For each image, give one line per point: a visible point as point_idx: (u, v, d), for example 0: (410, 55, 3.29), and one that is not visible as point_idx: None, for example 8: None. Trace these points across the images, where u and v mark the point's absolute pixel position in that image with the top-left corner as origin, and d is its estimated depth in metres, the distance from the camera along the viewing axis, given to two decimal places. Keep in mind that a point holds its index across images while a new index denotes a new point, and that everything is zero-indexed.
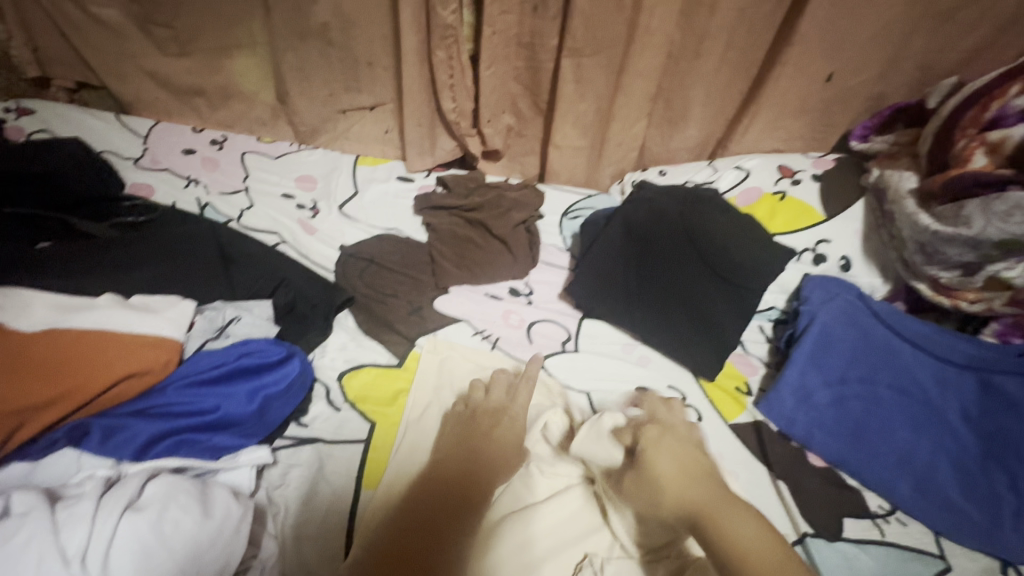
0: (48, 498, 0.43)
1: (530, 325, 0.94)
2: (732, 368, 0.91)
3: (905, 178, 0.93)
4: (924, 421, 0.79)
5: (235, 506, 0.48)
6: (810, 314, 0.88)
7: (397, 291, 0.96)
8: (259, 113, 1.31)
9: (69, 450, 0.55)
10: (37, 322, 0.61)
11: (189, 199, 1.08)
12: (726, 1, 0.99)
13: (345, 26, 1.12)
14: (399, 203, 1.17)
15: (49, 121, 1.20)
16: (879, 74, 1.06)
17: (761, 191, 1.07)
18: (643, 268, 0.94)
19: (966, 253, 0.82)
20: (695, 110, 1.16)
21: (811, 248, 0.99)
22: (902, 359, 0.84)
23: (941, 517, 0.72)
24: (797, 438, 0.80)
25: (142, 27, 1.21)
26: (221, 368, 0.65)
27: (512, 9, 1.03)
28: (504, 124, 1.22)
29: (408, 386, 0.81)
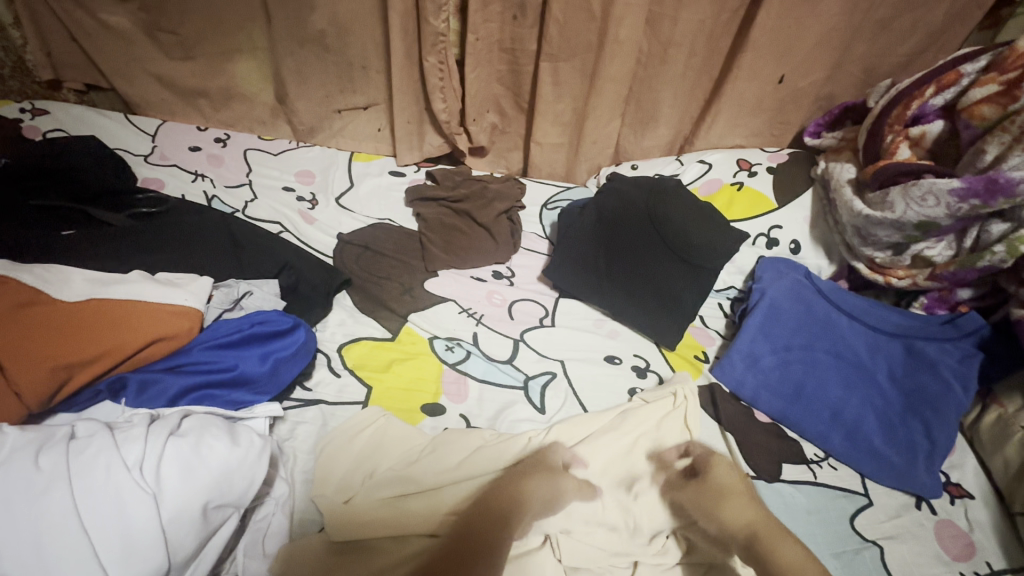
0: (108, 426, 0.53)
1: (512, 304, 1.05)
2: (692, 339, 1.02)
3: (845, 168, 1.04)
4: (856, 380, 0.90)
5: (258, 439, 0.58)
6: (760, 290, 0.99)
7: (390, 273, 1.06)
8: (260, 113, 1.40)
9: (109, 401, 0.65)
10: (77, 294, 0.70)
11: (197, 191, 1.17)
12: (687, 13, 1.09)
13: (341, 33, 1.22)
14: (391, 195, 1.26)
15: (63, 121, 1.28)
16: (826, 77, 1.17)
17: (721, 181, 1.18)
18: (612, 251, 1.04)
19: (893, 234, 0.93)
20: (663, 110, 1.26)
21: (765, 233, 1.10)
22: (839, 329, 0.95)
23: (867, 461, 0.83)
24: (745, 398, 0.90)
25: (149, 33, 1.30)
26: (237, 334, 0.74)
27: (495, 17, 1.14)
28: (488, 122, 1.32)
29: (401, 357, 0.92)
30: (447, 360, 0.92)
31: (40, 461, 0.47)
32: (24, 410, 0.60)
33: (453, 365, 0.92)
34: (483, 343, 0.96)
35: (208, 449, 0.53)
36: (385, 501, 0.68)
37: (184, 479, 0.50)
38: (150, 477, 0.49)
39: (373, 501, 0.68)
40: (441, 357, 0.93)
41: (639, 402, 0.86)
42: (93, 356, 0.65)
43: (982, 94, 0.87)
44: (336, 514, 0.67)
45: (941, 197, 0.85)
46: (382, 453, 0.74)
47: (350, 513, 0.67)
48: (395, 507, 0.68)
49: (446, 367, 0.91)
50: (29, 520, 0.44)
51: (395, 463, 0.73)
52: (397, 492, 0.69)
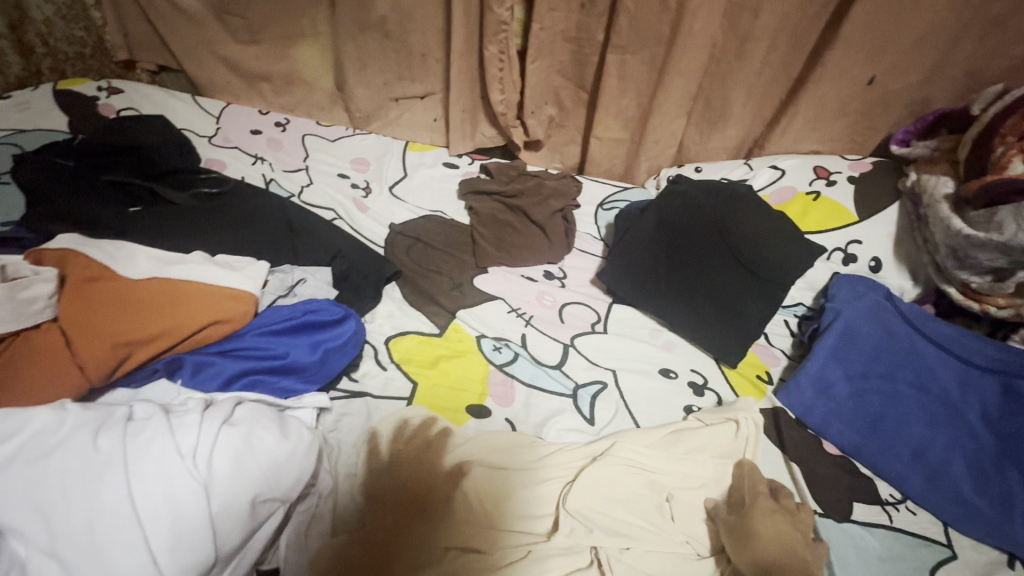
0: (164, 409, 0.52)
1: (562, 307, 1.01)
2: (755, 357, 0.95)
3: (941, 182, 0.94)
4: (942, 418, 0.81)
5: (307, 434, 0.57)
6: (835, 310, 0.91)
7: (440, 267, 1.04)
8: (319, 99, 1.41)
9: (165, 380, 0.66)
10: (142, 272, 0.71)
11: (256, 174, 1.19)
12: (770, 5, 1.02)
13: (403, 19, 1.20)
14: (444, 187, 1.24)
15: (135, 100, 1.33)
16: (923, 80, 1.06)
17: (796, 190, 1.10)
18: (674, 258, 0.98)
19: (998, 258, 0.83)
20: (735, 110, 1.18)
21: (842, 247, 1.02)
22: (925, 359, 0.86)
23: (952, 510, 0.74)
24: (813, 426, 0.83)
25: (218, 17, 1.32)
26: (290, 321, 0.74)
27: (561, 6, 1.09)
28: (546, 115, 1.28)
29: (447, 354, 0.90)
30: (493, 361, 0.90)
31: (100, 441, 0.47)
32: (85, 383, 0.61)
33: (499, 366, 0.89)
34: (532, 346, 0.93)
35: (258, 441, 0.52)
36: (429, 508, 0.66)
37: (234, 472, 0.49)
38: (201, 466, 0.48)
39: (417, 504, 0.66)
40: (489, 357, 0.90)
41: (698, 422, 0.80)
42: (154, 334, 0.65)
43: None
44: (377, 517, 0.64)
45: None
46: (423, 455, 0.72)
47: (393, 516, 0.65)
48: (441, 517, 0.65)
49: (493, 368, 0.88)
50: (86, 501, 0.44)
51: (438, 466, 0.70)
52: (443, 499, 0.67)
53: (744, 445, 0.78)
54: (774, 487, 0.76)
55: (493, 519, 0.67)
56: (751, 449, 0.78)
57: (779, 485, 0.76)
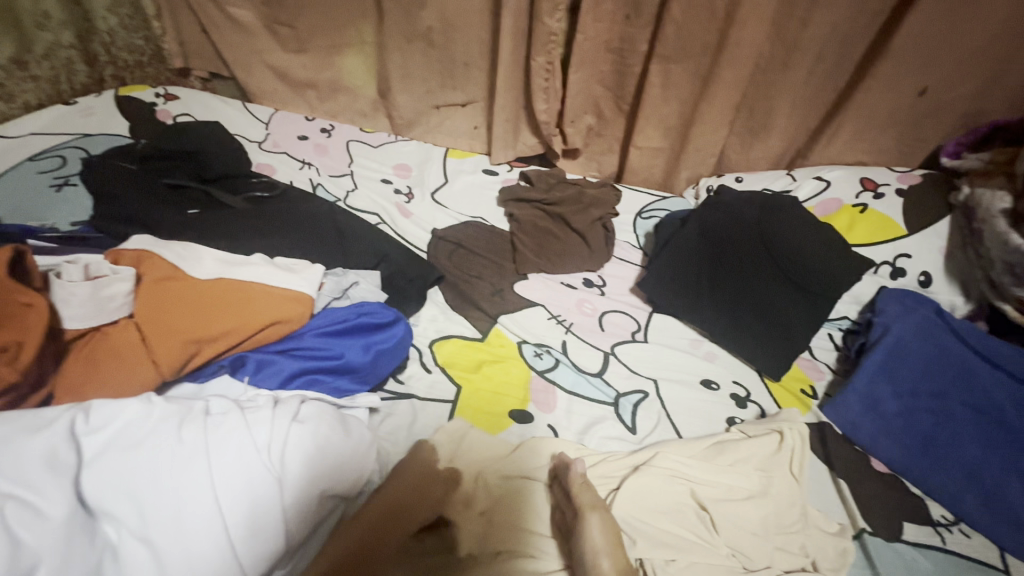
0: (238, 404, 0.55)
1: (602, 314, 1.01)
2: (798, 371, 0.94)
3: (997, 196, 0.92)
4: (997, 439, 0.79)
5: (367, 433, 0.59)
6: (884, 325, 0.90)
7: (481, 273, 1.06)
8: (361, 106, 1.45)
9: (228, 376, 0.69)
10: (208, 272, 0.74)
11: (303, 179, 1.23)
12: (818, 16, 1.01)
13: (448, 29, 1.23)
14: (484, 193, 1.26)
15: (190, 106, 1.39)
16: (977, 92, 1.04)
17: (841, 202, 1.08)
18: (717, 268, 0.98)
19: None
20: (778, 120, 1.17)
21: (889, 261, 1.00)
22: (979, 378, 0.84)
23: (1008, 534, 0.73)
24: (860, 443, 0.82)
25: (270, 27, 1.38)
26: (345, 323, 0.76)
27: (606, 17, 1.11)
28: (585, 124, 1.29)
29: (489, 358, 0.91)
30: (535, 366, 0.91)
31: (183, 433, 0.50)
32: (158, 377, 0.64)
33: (541, 372, 0.90)
34: (573, 353, 0.94)
35: (325, 438, 0.55)
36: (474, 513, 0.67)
37: (305, 466, 0.52)
38: (276, 460, 0.51)
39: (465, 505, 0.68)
40: (530, 363, 0.91)
41: (742, 435, 0.80)
42: (220, 333, 0.68)
43: None
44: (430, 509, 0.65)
45: None
46: (465, 459, 0.72)
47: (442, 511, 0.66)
48: (488, 521, 0.66)
49: (534, 374, 0.90)
50: (174, 489, 0.46)
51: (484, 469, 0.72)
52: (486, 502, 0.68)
53: (791, 460, 0.77)
54: (820, 503, 0.76)
55: (532, 521, 0.68)
56: (798, 464, 0.77)
57: (825, 501, 0.76)
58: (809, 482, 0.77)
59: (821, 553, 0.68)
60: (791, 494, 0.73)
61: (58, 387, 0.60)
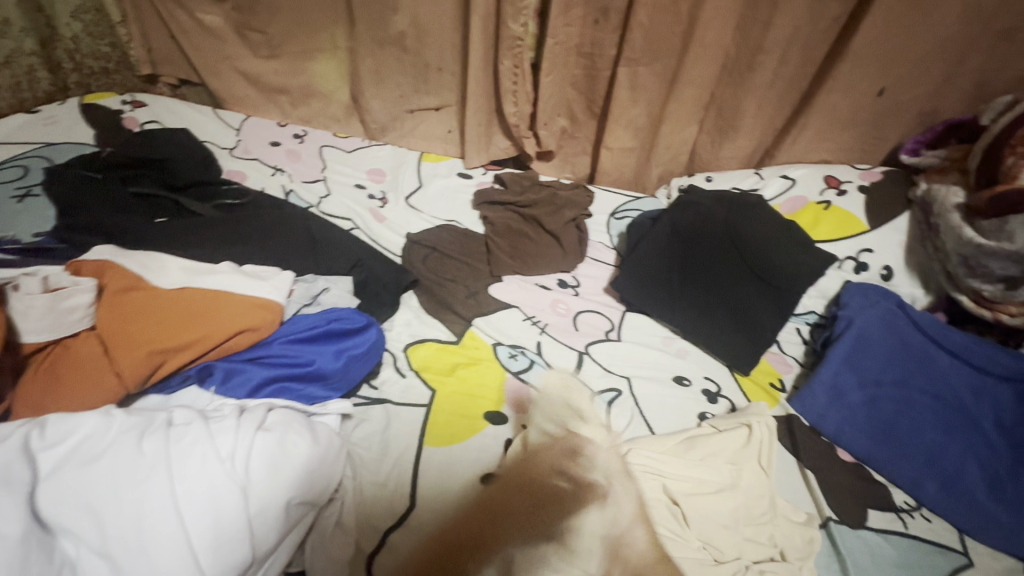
0: (202, 414, 0.55)
1: (576, 315, 1.02)
2: (767, 365, 0.96)
3: (952, 192, 0.95)
4: (956, 425, 0.82)
5: (336, 440, 0.59)
6: (847, 318, 0.92)
7: (455, 276, 1.06)
8: (335, 111, 1.45)
9: (197, 387, 0.68)
10: (173, 282, 0.73)
11: (275, 186, 1.22)
12: (780, 19, 1.04)
13: (420, 35, 1.24)
14: (459, 197, 1.27)
15: (158, 113, 1.37)
16: (932, 91, 1.08)
17: (806, 199, 1.11)
18: (687, 266, 1.00)
19: (1009, 266, 0.85)
20: (745, 121, 1.20)
21: (853, 256, 1.03)
22: (938, 366, 0.87)
23: (967, 517, 0.75)
24: (827, 434, 0.84)
25: (239, 32, 1.36)
26: (314, 329, 0.76)
27: (575, 21, 1.12)
28: (558, 127, 1.30)
29: (464, 361, 0.92)
30: (510, 368, 0.91)
31: (143, 445, 0.49)
32: (122, 390, 0.63)
33: (516, 373, 0.91)
34: (547, 353, 0.95)
35: (293, 446, 0.55)
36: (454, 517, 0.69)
37: (271, 474, 0.52)
38: (241, 469, 0.50)
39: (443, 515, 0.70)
40: (505, 365, 0.92)
41: (712, 429, 0.81)
42: (184, 343, 0.67)
43: None
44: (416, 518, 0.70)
45: None
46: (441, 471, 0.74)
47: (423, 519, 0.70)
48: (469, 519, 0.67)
49: (509, 376, 0.90)
50: (134, 500, 0.46)
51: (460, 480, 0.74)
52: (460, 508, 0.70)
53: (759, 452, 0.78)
54: (788, 494, 0.77)
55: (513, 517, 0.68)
56: (766, 456, 0.78)
57: (794, 492, 0.77)
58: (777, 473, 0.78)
59: (789, 542, 0.70)
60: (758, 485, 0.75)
61: (16, 403, 0.59)
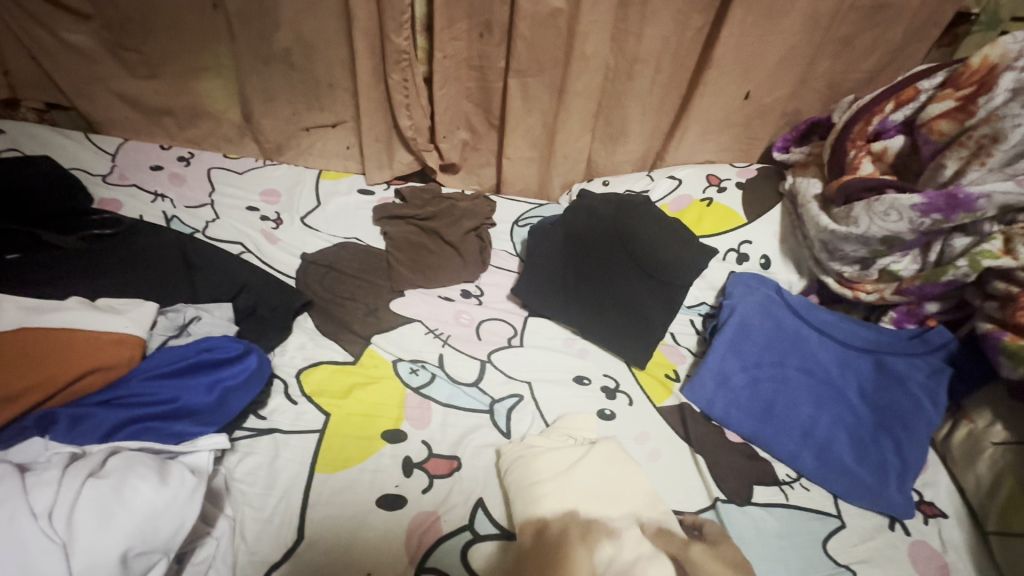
0: (18, 468, 0.52)
1: (479, 324, 1.02)
2: (663, 357, 1.00)
3: (811, 185, 1.04)
4: (826, 398, 0.88)
5: (190, 477, 0.57)
6: (730, 306, 0.98)
7: (355, 295, 1.03)
8: (226, 131, 1.38)
9: (36, 438, 0.61)
10: (9, 323, 0.68)
11: (155, 213, 1.14)
12: (651, 31, 1.09)
13: (306, 51, 1.20)
14: (360, 214, 1.24)
15: (19, 140, 1.25)
16: (791, 93, 1.18)
17: (691, 198, 1.17)
18: (581, 269, 1.02)
19: (860, 249, 0.92)
20: (633, 126, 1.26)
21: (734, 248, 1.09)
22: (809, 345, 0.94)
23: (838, 481, 0.81)
24: (715, 418, 0.88)
25: (112, 52, 1.28)
26: (183, 362, 0.71)
27: (461, 35, 1.13)
28: (459, 139, 1.31)
29: (362, 381, 0.89)
30: (410, 384, 0.90)
31: None
32: None
33: (416, 389, 0.89)
34: (448, 365, 0.94)
35: (131, 491, 0.53)
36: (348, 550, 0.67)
37: (99, 525, 0.50)
38: (59, 526, 0.48)
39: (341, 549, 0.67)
40: (405, 381, 0.90)
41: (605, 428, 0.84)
42: (20, 391, 0.62)
43: (939, 110, 0.86)
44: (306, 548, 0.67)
45: (903, 212, 0.84)
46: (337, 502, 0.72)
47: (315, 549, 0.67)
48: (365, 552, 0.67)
49: (409, 392, 0.88)
50: None
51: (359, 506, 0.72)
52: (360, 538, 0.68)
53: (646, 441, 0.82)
54: (680, 480, 0.80)
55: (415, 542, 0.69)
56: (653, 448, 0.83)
57: (686, 477, 0.80)
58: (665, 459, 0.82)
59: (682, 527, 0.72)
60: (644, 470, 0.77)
61: None
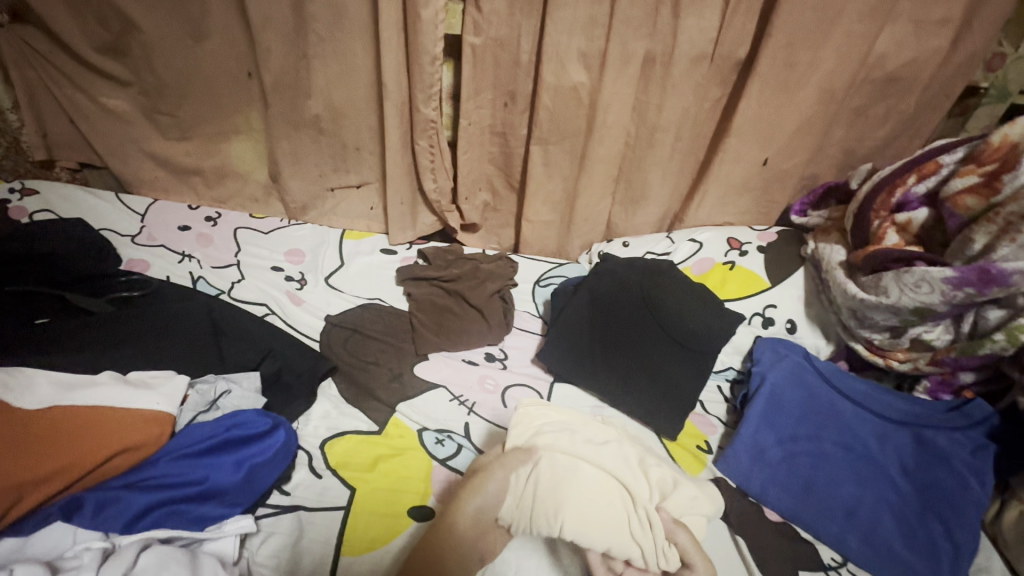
0: (51, 569, 0.53)
1: (505, 390, 1.00)
2: (693, 428, 0.97)
3: (834, 251, 1.04)
4: (867, 475, 0.85)
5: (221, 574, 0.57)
6: (760, 374, 0.96)
7: (379, 359, 1.03)
8: (253, 190, 1.41)
9: (60, 523, 0.60)
10: (39, 401, 0.67)
11: (182, 273, 1.16)
12: (671, 101, 1.13)
13: (336, 117, 1.25)
14: (383, 274, 1.25)
15: (51, 200, 1.28)
16: (808, 160, 1.21)
17: (713, 261, 1.18)
18: (608, 335, 1.02)
19: (890, 318, 0.92)
20: (653, 189, 1.28)
21: (759, 312, 1.08)
22: (845, 418, 0.92)
23: (889, 568, 0.77)
24: (753, 494, 0.85)
25: (148, 116, 1.33)
26: (211, 439, 0.70)
27: (486, 104, 1.18)
28: (481, 201, 1.34)
29: (389, 453, 0.87)
30: (436, 455, 0.87)
31: None
32: None
33: (443, 461, 0.87)
34: (475, 435, 0.91)
35: None
36: None
37: None
38: None
39: None
40: (431, 452, 0.88)
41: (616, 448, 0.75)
42: (48, 473, 0.61)
43: (963, 184, 0.87)
44: None
45: (934, 284, 0.84)
46: None
47: None
48: None
49: (436, 464, 0.86)
50: None
51: None
52: None
53: (664, 485, 0.71)
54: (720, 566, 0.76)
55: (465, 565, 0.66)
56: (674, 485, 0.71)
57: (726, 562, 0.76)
58: (683, 492, 0.71)
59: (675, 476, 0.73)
60: (652, 513, 0.68)
61: None
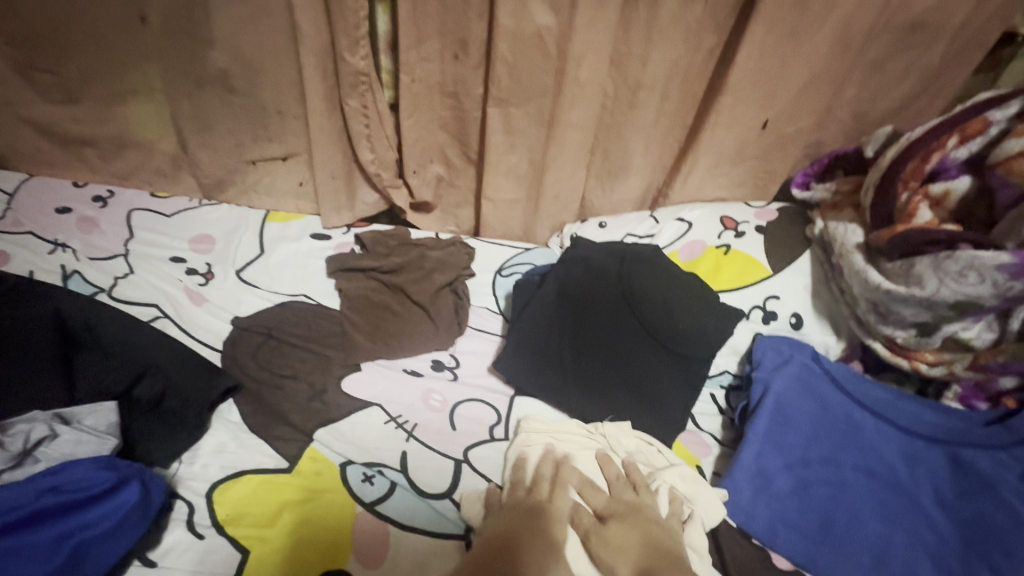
0: None
1: (454, 408, 0.81)
2: (684, 450, 0.80)
3: (849, 230, 0.86)
4: (895, 509, 0.70)
5: None
6: (763, 382, 0.79)
7: (297, 371, 0.82)
8: (158, 164, 1.16)
9: None
10: None
11: (52, 267, 0.93)
12: (657, 52, 0.93)
13: (248, 73, 1.00)
14: (311, 264, 1.03)
15: None
16: (815, 124, 1.03)
17: (704, 244, 0.99)
18: (580, 336, 0.83)
19: (921, 313, 0.75)
20: (635, 161, 1.09)
21: (760, 304, 0.90)
22: (867, 435, 0.76)
23: None
24: (758, 537, 0.69)
25: (21, 73, 1.06)
26: (19, 511, 0.56)
27: (432, 56, 0.96)
28: (432, 175, 1.13)
29: (300, 497, 0.68)
30: (362, 498, 0.68)
31: None
32: None
33: (369, 505, 0.68)
34: (413, 468, 0.73)
35: None
36: None
37: None
38: None
39: None
40: (357, 494, 0.69)
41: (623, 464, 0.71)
42: None
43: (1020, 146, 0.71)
44: None
45: (984, 272, 0.69)
46: None
47: None
48: None
49: (361, 509, 0.67)
50: None
51: None
52: None
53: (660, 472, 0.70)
54: None
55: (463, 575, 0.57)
56: (683, 506, 0.66)
57: None
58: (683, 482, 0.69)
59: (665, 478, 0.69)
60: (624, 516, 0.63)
61: None
